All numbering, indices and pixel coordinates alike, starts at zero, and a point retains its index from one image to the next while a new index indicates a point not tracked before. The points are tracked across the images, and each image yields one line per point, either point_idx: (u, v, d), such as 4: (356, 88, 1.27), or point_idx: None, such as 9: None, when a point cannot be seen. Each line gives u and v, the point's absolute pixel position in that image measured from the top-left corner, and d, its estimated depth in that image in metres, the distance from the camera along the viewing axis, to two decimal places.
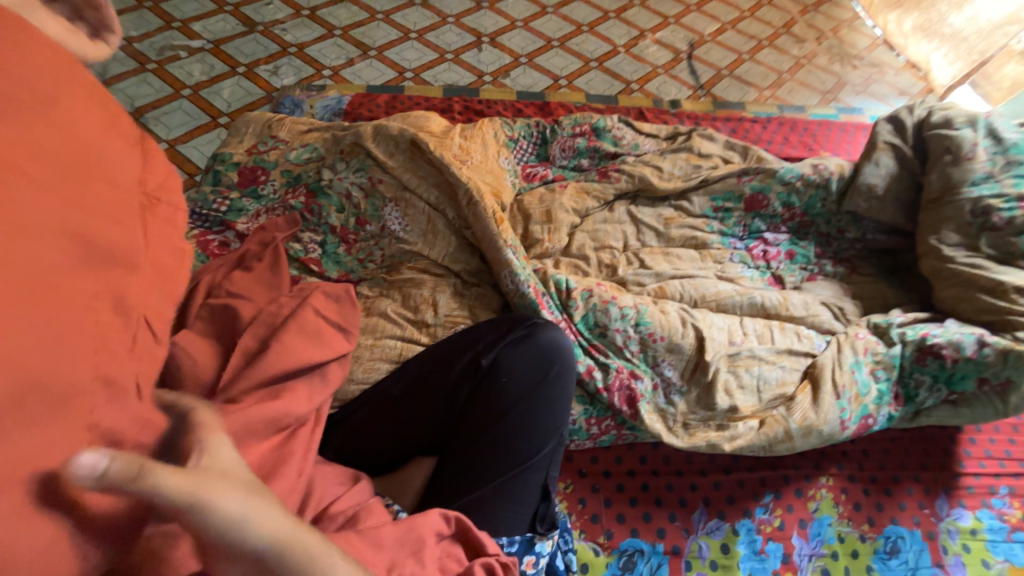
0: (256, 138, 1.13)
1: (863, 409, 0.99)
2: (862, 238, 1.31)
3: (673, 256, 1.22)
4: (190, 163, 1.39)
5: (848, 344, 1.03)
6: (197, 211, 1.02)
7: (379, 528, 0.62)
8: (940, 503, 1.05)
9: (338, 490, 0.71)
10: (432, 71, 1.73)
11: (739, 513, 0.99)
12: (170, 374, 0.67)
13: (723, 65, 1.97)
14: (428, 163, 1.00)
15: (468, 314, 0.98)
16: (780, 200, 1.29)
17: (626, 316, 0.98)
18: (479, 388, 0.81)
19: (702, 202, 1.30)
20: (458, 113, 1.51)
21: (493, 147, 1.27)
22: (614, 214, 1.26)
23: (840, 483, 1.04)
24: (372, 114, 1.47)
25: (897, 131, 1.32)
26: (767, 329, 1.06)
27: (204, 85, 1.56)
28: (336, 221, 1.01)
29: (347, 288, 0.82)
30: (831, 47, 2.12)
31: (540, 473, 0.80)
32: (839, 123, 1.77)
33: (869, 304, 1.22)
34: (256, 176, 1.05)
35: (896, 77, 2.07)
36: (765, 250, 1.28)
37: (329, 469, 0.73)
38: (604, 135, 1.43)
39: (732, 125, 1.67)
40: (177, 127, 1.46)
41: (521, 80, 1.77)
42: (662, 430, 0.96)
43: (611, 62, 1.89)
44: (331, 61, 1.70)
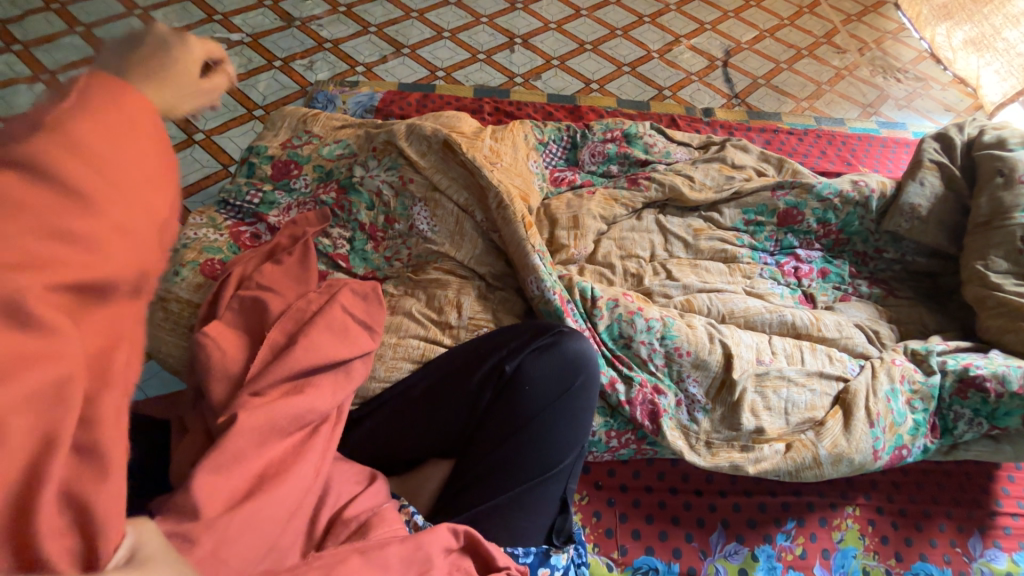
0: (291, 132, 1.14)
1: (896, 439, 0.95)
2: (901, 259, 1.26)
3: (701, 269, 1.19)
4: (224, 153, 1.42)
5: (884, 371, 0.99)
6: (231, 202, 1.04)
7: (384, 549, 0.61)
8: (973, 542, 1.00)
9: (354, 489, 0.71)
10: (463, 70, 1.73)
11: (759, 538, 0.96)
12: (199, 363, 0.68)
13: (760, 74, 1.92)
14: (459, 165, 1.00)
15: (491, 318, 0.97)
16: (815, 216, 1.24)
17: (651, 329, 0.96)
18: (502, 395, 0.80)
19: (733, 214, 1.27)
20: (488, 114, 1.50)
21: (523, 149, 1.26)
22: (642, 223, 1.24)
23: (867, 513, 1.00)
24: (403, 112, 1.48)
25: (944, 149, 1.27)
26: (797, 349, 1.02)
27: (242, 77, 1.59)
28: (365, 218, 1.01)
29: (374, 287, 0.82)
30: (873, 59, 2.05)
31: (558, 485, 0.80)
32: (879, 137, 1.71)
33: (906, 329, 1.17)
34: (289, 170, 1.07)
35: (942, 92, 1.98)
36: (796, 267, 1.23)
37: (346, 467, 0.73)
38: (635, 141, 1.41)
39: (767, 136, 1.62)
40: (213, 117, 1.49)
41: (552, 83, 1.75)
42: (684, 447, 0.94)
43: (644, 67, 1.87)
44: (364, 58, 1.71)
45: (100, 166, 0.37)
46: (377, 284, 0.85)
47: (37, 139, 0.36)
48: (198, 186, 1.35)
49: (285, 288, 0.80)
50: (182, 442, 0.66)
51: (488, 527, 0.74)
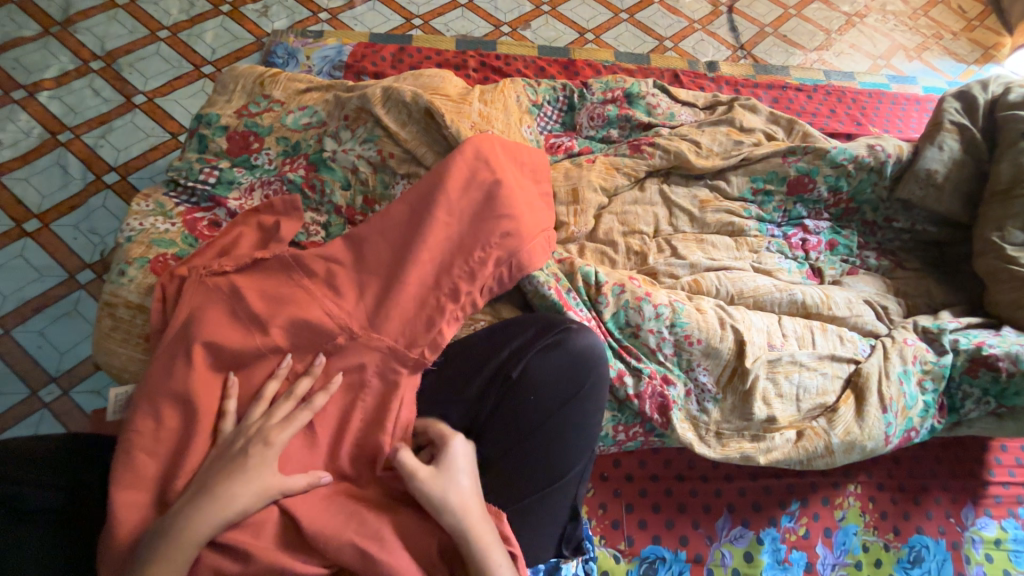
0: (246, 97, 0.97)
1: (907, 422, 0.94)
2: (910, 228, 1.21)
3: (708, 244, 1.11)
4: (172, 120, 1.23)
5: (896, 352, 0.96)
6: (182, 183, 0.88)
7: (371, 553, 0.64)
8: (966, 512, 1.02)
9: (319, 526, 0.66)
10: (443, 18, 1.53)
11: (765, 521, 0.96)
12: (181, 404, 0.67)
13: (767, 22, 1.77)
14: (444, 137, 0.88)
15: (489, 311, 0.89)
16: (827, 184, 1.16)
17: (660, 316, 0.89)
18: (504, 401, 0.75)
19: (741, 182, 1.18)
20: (474, 71, 1.35)
21: (516, 113, 1.11)
22: (646, 194, 1.14)
23: (867, 491, 1.00)
24: (377, 68, 1.31)
25: (966, 109, 1.18)
26: (808, 331, 0.97)
27: (184, 26, 1.36)
28: (341, 200, 0.88)
29: (425, 256, 0.77)
30: (885, 4, 1.91)
31: (569, 494, 0.77)
32: (890, 94, 1.60)
33: (913, 303, 1.14)
34: (248, 143, 0.92)
35: (953, 42, 1.87)
36: (804, 239, 1.17)
37: (321, 499, 0.69)
38: (637, 102, 1.28)
39: (774, 94, 1.51)
40: (154, 77, 1.28)
41: (543, 33, 1.57)
42: (693, 439, 0.90)
43: (643, 14, 1.69)
44: (327, 3, 1.49)
45: (446, 228, 0.79)
46: (438, 274, 0.78)
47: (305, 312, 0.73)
48: (145, 159, 1.18)
49: (251, 305, 0.72)
50: None
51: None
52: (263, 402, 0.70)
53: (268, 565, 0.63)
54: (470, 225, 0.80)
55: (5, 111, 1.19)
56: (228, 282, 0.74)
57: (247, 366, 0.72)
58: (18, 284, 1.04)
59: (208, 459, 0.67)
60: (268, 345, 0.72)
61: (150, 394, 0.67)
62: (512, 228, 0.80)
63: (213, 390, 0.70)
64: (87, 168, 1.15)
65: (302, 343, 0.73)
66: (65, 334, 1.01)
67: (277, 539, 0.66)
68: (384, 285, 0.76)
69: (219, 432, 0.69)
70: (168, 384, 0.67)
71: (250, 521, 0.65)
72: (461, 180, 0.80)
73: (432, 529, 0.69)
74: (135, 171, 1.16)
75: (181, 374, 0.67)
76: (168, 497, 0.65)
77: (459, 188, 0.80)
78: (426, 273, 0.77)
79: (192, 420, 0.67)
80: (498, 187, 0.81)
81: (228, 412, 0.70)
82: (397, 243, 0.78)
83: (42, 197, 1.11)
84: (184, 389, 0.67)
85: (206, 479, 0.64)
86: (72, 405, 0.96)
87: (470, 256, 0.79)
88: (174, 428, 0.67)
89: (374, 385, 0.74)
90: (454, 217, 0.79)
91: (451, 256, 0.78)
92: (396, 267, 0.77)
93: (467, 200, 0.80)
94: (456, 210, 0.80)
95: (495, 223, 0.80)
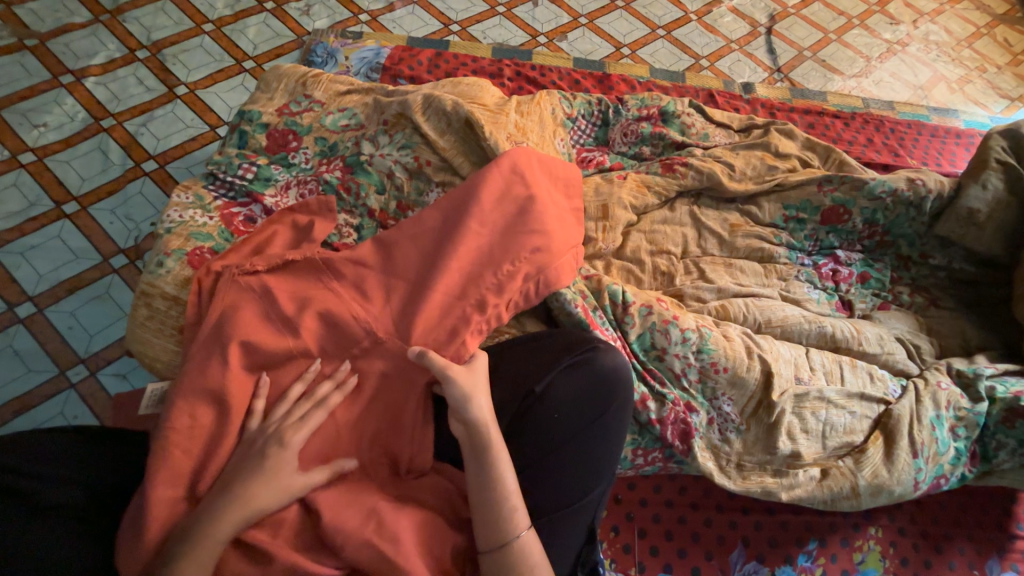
0: (288, 95, 0.98)
1: (937, 469, 0.91)
2: (946, 265, 1.17)
3: (736, 269, 1.09)
4: (211, 112, 1.25)
5: (929, 395, 0.94)
6: (220, 177, 0.90)
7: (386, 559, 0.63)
8: (991, 565, 0.98)
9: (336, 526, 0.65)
10: (480, 26, 1.54)
11: (780, 558, 0.93)
12: (208, 399, 0.68)
13: (806, 45, 1.74)
14: (481, 148, 0.88)
15: (514, 325, 0.88)
16: (863, 216, 1.13)
17: (687, 341, 0.87)
18: (530, 416, 0.74)
19: (773, 208, 1.15)
20: (509, 79, 1.36)
21: (550, 125, 1.11)
22: (675, 215, 1.13)
23: (888, 535, 0.97)
24: (414, 72, 1.32)
25: (1012, 147, 1.14)
26: (837, 366, 0.95)
27: (228, 21, 1.39)
28: (375, 204, 0.88)
29: (456, 266, 0.77)
30: (928, 33, 1.87)
31: (587, 516, 0.76)
32: (930, 125, 1.57)
33: (946, 343, 1.11)
34: (287, 142, 0.93)
35: (997, 76, 1.82)
36: (835, 270, 1.15)
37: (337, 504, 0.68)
38: (671, 120, 1.27)
39: (810, 119, 1.49)
40: (197, 69, 1.30)
41: (579, 45, 1.57)
42: (713, 469, 0.88)
43: (680, 31, 1.68)
44: (368, 4, 1.50)
45: (480, 239, 0.79)
46: (469, 286, 0.77)
47: (335, 316, 0.73)
48: (183, 150, 1.20)
49: (282, 305, 0.73)
50: None
51: (471, 496, 0.67)
52: (287, 403, 0.70)
53: (287, 567, 0.62)
54: (503, 238, 0.79)
55: (52, 95, 1.22)
56: (260, 281, 0.74)
57: (274, 365, 0.73)
58: (54, 265, 1.06)
59: (230, 456, 0.68)
60: (296, 345, 0.72)
61: (180, 387, 0.68)
62: (544, 243, 0.80)
63: (240, 387, 0.70)
64: (128, 154, 1.18)
65: (329, 345, 0.74)
66: (96, 316, 1.03)
67: (295, 540, 0.66)
68: (414, 293, 0.76)
69: (243, 429, 0.69)
70: (196, 379, 0.67)
71: (269, 521, 0.66)
72: (498, 192, 0.80)
73: (445, 537, 0.69)
74: (173, 160, 1.19)
75: (212, 369, 0.68)
76: (192, 491, 0.66)
77: (494, 200, 0.80)
78: (456, 282, 0.77)
79: (219, 417, 0.68)
80: (533, 202, 0.81)
81: (252, 410, 0.70)
82: (429, 252, 0.78)
83: (82, 180, 1.14)
84: (212, 386, 0.68)
85: (229, 475, 0.65)
86: (98, 387, 0.98)
87: (501, 269, 0.78)
88: (203, 422, 0.68)
89: (397, 390, 0.73)
90: (488, 229, 0.79)
91: (482, 268, 0.78)
92: (425, 277, 0.77)
93: (501, 213, 0.80)
94: (491, 223, 0.79)
95: (528, 237, 0.79)
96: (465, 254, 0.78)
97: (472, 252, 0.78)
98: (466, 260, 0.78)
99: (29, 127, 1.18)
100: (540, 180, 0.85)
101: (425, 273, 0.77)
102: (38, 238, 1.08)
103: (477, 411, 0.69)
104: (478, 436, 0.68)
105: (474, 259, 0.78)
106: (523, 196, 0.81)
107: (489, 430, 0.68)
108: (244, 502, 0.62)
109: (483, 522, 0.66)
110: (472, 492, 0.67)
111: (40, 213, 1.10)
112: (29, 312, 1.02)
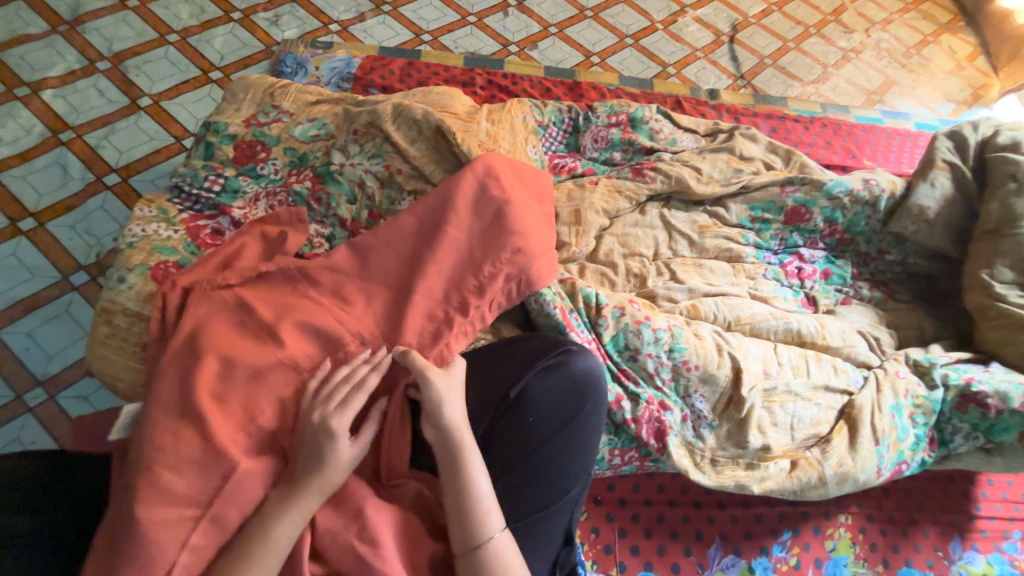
0: (256, 106, 0.97)
1: (898, 455, 0.95)
2: (902, 261, 1.23)
3: (706, 269, 1.13)
4: (177, 124, 1.23)
5: (888, 385, 0.98)
6: (186, 189, 0.88)
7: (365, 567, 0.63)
8: (953, 546, 1.02)
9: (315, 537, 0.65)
10: (452, 35, 1.55)
11: (756, 550, 0.96)
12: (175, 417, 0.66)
13: (767, 53, 1.82)
14: (452, 155, 0.89)
15: (490, 330, 0.89)
16: (823, 215, 1.18)
17: (659, 340, 0.89)
18: (505, 420, 0.75)
19: (739, 210, 1.20)
20: (481, 88, 1.37)
21: (522, 133, 1.12)
22: (646, 218, 1.15)
23: (857, 522, 1.01)
24: (385, 81, 1.32)
25: (957, 148, 1.21)
26: (803, 360, 0.98)
27: (194, 31, 1.37)
28: (346, 214, 0.88)
29: (430, 274, 0.77)
30: (880, 41, 1.97)
31: (564, 517, 0.76)
32: (884, 128, 1.65)
33: (904, 335, 1.16)
34: (255, 152, 0.92)
35: (944, 81, 1.93)
36: (799, 268, 1.19)
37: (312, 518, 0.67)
38: (640, 126, 1.30)
39: (773, 124, 1.55)
40: (161, 80, 1.28)
41: (550, 54, 1.60)
42: (688, 465, 0.90)
43: (647, 40, 1.73)
44: (338, 14, 1.50)
45: (453, 246, 0.79)
46: (443, 293, 0.78)
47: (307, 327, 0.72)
48: (147, 162, 1.17)
49: (251, 318, 0.72)
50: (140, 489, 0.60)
51: (446, 502, 0.67)
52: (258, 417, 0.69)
53: None
54: (475, 245, 0.80)
55: (6, 108, 1.18)
56: (228, 295, 0.73)
57: None
58: (9, 283, 1.02)
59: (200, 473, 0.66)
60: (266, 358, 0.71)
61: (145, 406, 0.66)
62: (517, 248, 0.80)
63: None
64: (88, 168, 1.14)
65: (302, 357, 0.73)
66: (56, 336, 0.99)
67: None
68: (388, 302, 0.76)
69: None
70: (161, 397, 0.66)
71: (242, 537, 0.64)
72: (470, 199, 0.81)
73: (423, 543, 0.69)
74: (137, 173, 1.16)
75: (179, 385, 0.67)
76: None
77: (467, 207, 0.80)
78: (430, 289, 0.77)
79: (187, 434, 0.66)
80: (505, 208, 0.81)
81: None
82: (402, 261, 0.78)
83: (39, 195, 1.10)
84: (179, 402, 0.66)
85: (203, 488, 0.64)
86: (58, 410, 0.94)
87: (475, 276, 0.79)
88: None
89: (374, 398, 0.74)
90: (462, 236, 0.79)
91: (456, 275, 0.78)
92: (398, 286, 0.77)
93: (474, 219, 0.80)
94: (464, 230, 0.80)
95: (501, 242, 0.80)
96: (439, 261, 0.78)
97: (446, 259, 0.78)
98: (440, 267, 0.78)
99: None
100: (514, 185, 0.85)
101: (399, 282, 0.77)
102: None
103: (450, 417, 0.69)
104: (452, 442, 0.68)
105: (448, 266, 0.78)
106: (497, 203, 0.81)
107: (463, 436, 0.69)
108: (277, 540, 0.61)
109: (457, 527, 0.66)
110: (448, 498, 0.67)
111: None
112: None
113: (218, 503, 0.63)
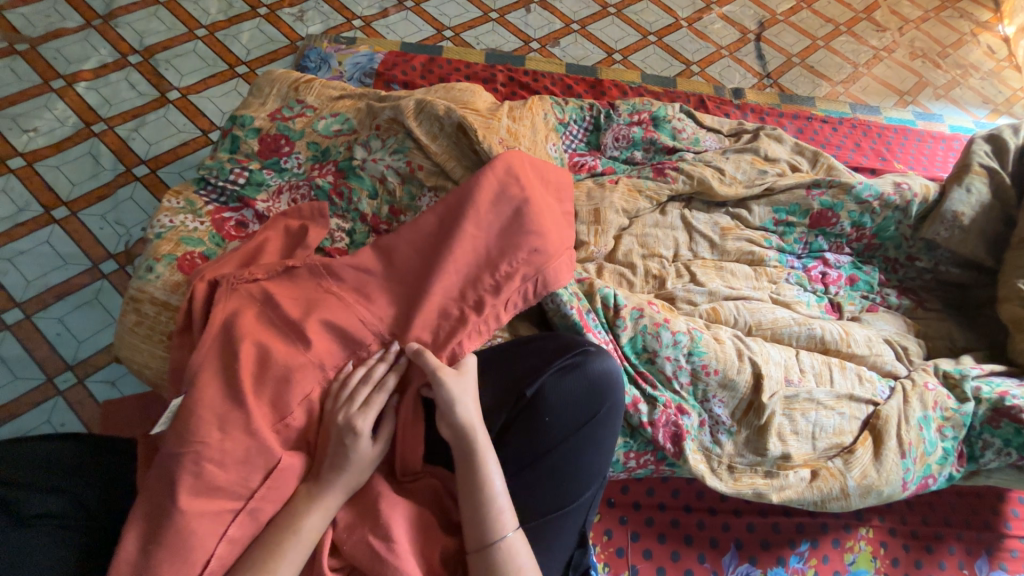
0: (280, 100, 0.98)
1: (924, 469, 0.92)
2: (933, 268, 1.19)
3: (727, 272, 1.10)
4: (203, 117, 1.25)
5: (916, 396, 0.95)
6: (212, 182, 0.90)
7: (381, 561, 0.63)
8: (980, 565, 0.99)
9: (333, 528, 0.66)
10: (473, 32, 1.55)
11: (773, 560, 0.94)
12: None
13: (794, 51, 1.77)
14: (473, 152, 0.89)
15: (507, 329, 0.88)
16: (851, 219, 1.15)
17: (678, 343, 0.88)
18: (520, 419, 0.74)
19: (763, 212, 1.16)
20: (501, 85, 1.37)
21: (543, 130, 1.12)
22: (667, 218, 1.13)
23: (879, 535, 0.98)
24: (406, 77, 1.32)
25: (995, 152, 1.17)
26: (826, 367, 0.96)
27: (221, 26, 1.39)
28: (367, 209, 0.88)
29: (449, 271, 0.77)
30: (914, 40, 1.90)
31: (577, 519, 0.76)
32: (916, 130, 1.60)
33: (934, 345, 1.12)
34: (279, 147, 0.93)
35: (981, 81, 1.86)
36: (824, 273, 1.16)
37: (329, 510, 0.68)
38: (662, 125, 1.28)
39: (799, 124, 1.51)
40: (189, 74, 1.30)
41: (571, 50, 1.59)
42: (705, 471, 0.89)
43: (671, 37, 1.70)
44: (362, 10, 1.51)
45: (473, 243, 0.78)
46: (461, 289, 0.77)
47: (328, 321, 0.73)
48: (174, 155, 1.20)
49: (274, 311, 0.73)
50: (166, 475, 0.61)
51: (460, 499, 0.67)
52: None
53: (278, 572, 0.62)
54: (495, 242, 0.79)
55: (42, 100, 1.21)
56: (251, 287, 0.74)
57: None
58: (43, 270, 1.05)
59: None
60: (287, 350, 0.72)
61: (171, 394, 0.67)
62: (537, 247, 0.80)
63: None
64: (119, 160, 1.17)
65: None
66: (85, 323, 1.02)
67: None
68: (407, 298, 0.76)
69: None
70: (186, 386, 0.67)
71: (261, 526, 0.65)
72: (491, 195, 0.80)
73: (435, 538, 0.69)
74: (165, 165, 1.18)
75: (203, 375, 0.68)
76: None
77: (487, 203, 0.79)
78: (449, 285, 0.77)
79: None
80: (526, 206, 0.81)
81: None
82: (422, 257, 0.78)
83: (72, 185, 1.13)
84: None
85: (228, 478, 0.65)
86: (87, 394, 0.97)
87: (494, 273, 0.78)
88: None
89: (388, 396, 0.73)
90: (481, 232, 0.79)
91: (474, 272, 0.78)
92: (417, 281, 0.77)
93: (494, 216, 0.80)
94: (484, 226, 0.79)
95: (522, 240, 0.79)
96: (458, 258, 0.77)
97: (465, 256, 0.78)
98: (459, 263, 0.77)
99: (19, 132, 1.17)
100: (534, 183, 0.85)
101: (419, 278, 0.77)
102: (27, 243, 1.07)
103: (465, 414, 0.69)
104: (466, 440, 0.68)
105: (467, 263, 0.78)
106: (517, 200, 0.81)
107: (477, 434, 0.68)
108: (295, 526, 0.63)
109: (470, 524, 0.66)
110: (461, 495, 0.67)
111: (29, 219, 1.09)
112: (17, 319, 1.01)
113: (241, 491, 0.64)
